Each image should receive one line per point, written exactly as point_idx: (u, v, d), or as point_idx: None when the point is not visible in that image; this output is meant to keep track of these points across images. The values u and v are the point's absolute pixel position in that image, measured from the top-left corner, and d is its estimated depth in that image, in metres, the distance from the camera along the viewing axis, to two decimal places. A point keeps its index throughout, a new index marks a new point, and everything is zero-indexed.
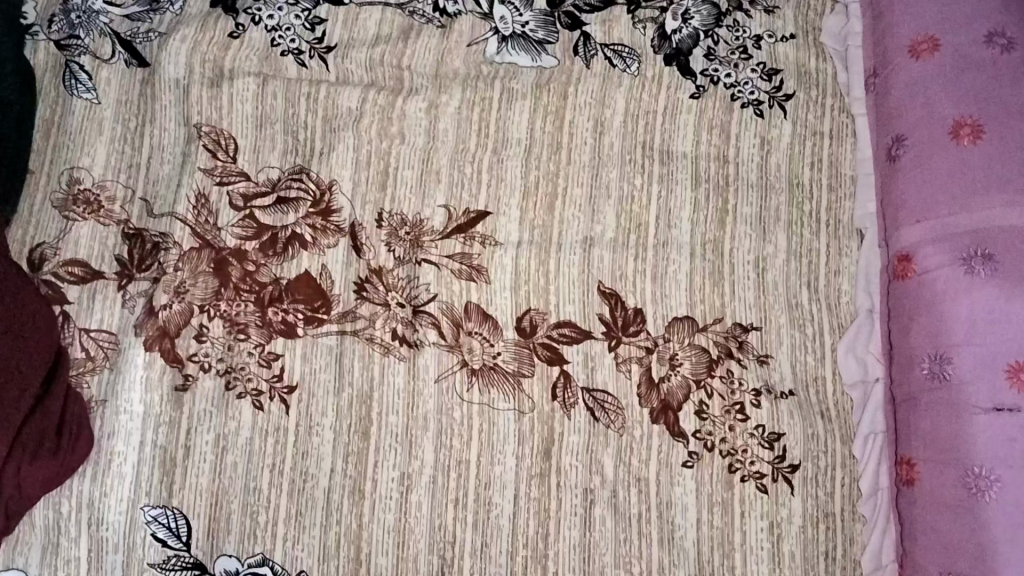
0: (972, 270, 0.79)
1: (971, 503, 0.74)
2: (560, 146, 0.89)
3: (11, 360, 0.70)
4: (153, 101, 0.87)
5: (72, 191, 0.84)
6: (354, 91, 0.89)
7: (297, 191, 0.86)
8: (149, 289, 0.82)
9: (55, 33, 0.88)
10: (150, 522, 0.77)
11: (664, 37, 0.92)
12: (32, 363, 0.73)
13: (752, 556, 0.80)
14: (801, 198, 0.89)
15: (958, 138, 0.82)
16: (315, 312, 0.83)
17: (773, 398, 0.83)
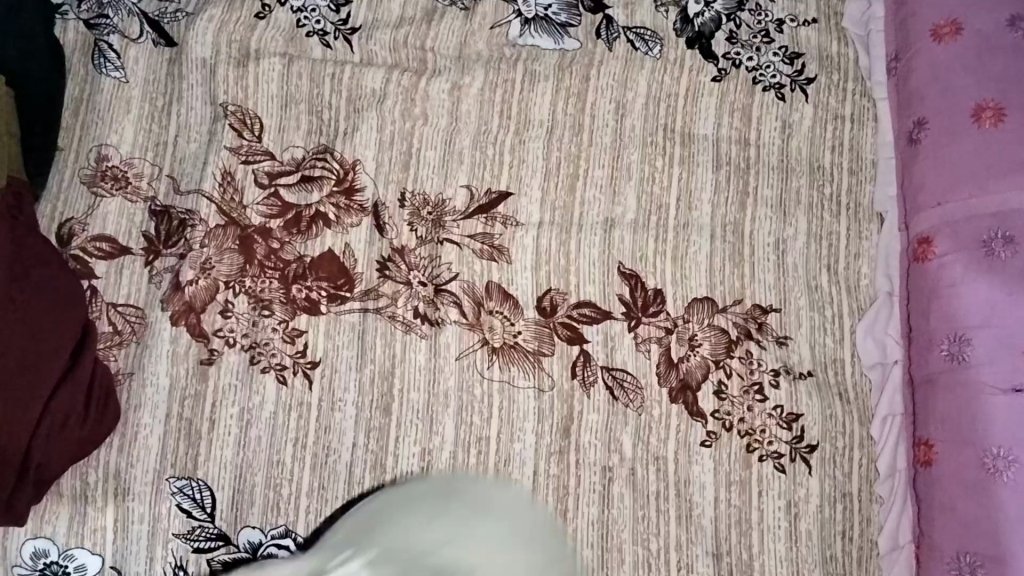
0: (993, 253, 0.80)
1: (988, 482, 0.75)
2: (581, 128, 0.90)
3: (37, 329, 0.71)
4: (180, 81, 0.89)
5: (101, 167, 0.86)
6: (378, 72, 0.90)
7: (321, 170, 0.87)
8: (176, 265, 0.83)
9: (85, 12, 0.90)
10: (175, 493, 0.78)
11: (686, 20, 0.92)
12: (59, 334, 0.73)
13: (770, 535, 0.80)
14: (821, 181, 0.89)
15: (980, 122, 0.83)
16: (338, 289, 0.84)
17: (792, 379, 0.84)
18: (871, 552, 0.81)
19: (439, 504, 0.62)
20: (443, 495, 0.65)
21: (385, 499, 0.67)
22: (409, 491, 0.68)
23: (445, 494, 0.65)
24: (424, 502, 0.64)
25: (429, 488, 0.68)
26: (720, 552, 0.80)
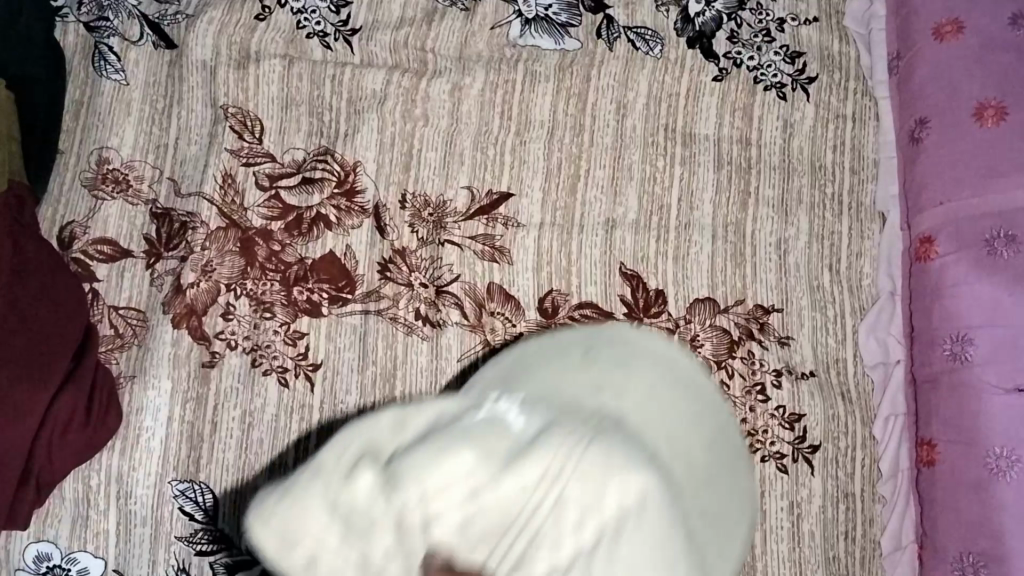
0: (995, 252, 0.80)
1: (991, 482, 0.75)
2: (582, 128, 0.90)
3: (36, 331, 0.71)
4: (181, 83, 0.88)
5: (102, 170, 0.86)
6: (379, 73, 0.90)
7: (322, 172, 0.87)
8: (177, 267, 0.83)
9: (85, 15, 0.90)
10: (177, 496, 0.78)
11: (687, 19, 0.92)
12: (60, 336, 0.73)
13: (773, 535, 0.79)
14: (823, 180, 0.89)
15: (982, 121, 0.83)
16: (340, 291, 0.84)
17: (794, 379, 0.83)
18: (874, 553, 0.81)
19: (567, 351, 0.51)
20: (586, 358, 0.50)
21: (523, 351, 0.53)
22: (547, 346, 0.52)
23: (568, 336, 0.53)
24: (567, 371, 0.49)
25: (575, 343, 0.52)
26: None
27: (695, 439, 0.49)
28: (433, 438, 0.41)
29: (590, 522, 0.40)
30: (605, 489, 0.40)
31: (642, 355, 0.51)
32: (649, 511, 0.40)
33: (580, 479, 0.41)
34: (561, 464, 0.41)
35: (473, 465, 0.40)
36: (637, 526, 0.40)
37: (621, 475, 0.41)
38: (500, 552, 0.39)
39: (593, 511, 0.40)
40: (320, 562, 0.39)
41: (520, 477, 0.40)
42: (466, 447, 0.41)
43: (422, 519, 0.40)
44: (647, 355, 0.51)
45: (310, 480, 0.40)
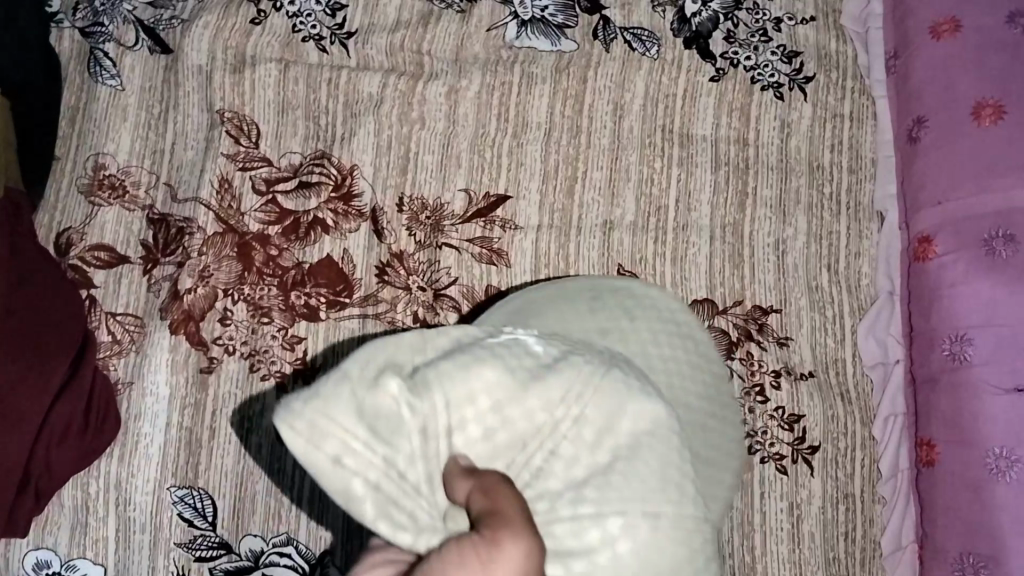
0: (994, 251, 0.79)
1: (991, 482, 0.75)
2: (579, 130, 0.89)
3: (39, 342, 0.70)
4: (176, 88, 0.88)
5: (98, 176, 0.86)
6: (375, 76, 0.89)
7: (319, 176, 0.87)
8: (174, 273, 0.83)
9: (80, 20, 0.89)
10: (176, 502, 0.78)
11: (684, 20, 0.92)
12: (59, 345, 0.72)
13: (772, 537, 0.79)
14: (820, 180, 0.89)
15: (980, 120, 0.83)
16: (337, 295, 0.84)
17: (793, 380, 0.83)
18: (874, 553, 0.81)
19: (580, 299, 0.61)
20: (589, 306, 0.60)
21: (532, 298, 0.62)
22: (552, 296, 0.62)
23: (577, 288, 0.63)
24: (576, 316, 0.59)
25: (577, 294, 0.62)
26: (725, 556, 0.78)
27: (691, 380, 0.59)
28: (467, 358, 0.47)
29: (602, 437, 0.47)
30: (619, 412, 0.48)
31: (646, 308, 0.61)
32: (659, 430, 0.48)
33: (595, 403, 0.48)
34: (580, 386, 0.48)
35: (503, 377, 0.47)
36: (647, 447, 0.47)
37: (634, 401, 0.48)
38: (524, 457, 0.47)
39: (611, 430, 0.47)
40: (345, 459, 0.43)
41: (545, 393, 0.47)
42: (494, 365, 0.47)
43: (447, 425, 0.46)
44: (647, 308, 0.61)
45: (336, 381, 0.44)
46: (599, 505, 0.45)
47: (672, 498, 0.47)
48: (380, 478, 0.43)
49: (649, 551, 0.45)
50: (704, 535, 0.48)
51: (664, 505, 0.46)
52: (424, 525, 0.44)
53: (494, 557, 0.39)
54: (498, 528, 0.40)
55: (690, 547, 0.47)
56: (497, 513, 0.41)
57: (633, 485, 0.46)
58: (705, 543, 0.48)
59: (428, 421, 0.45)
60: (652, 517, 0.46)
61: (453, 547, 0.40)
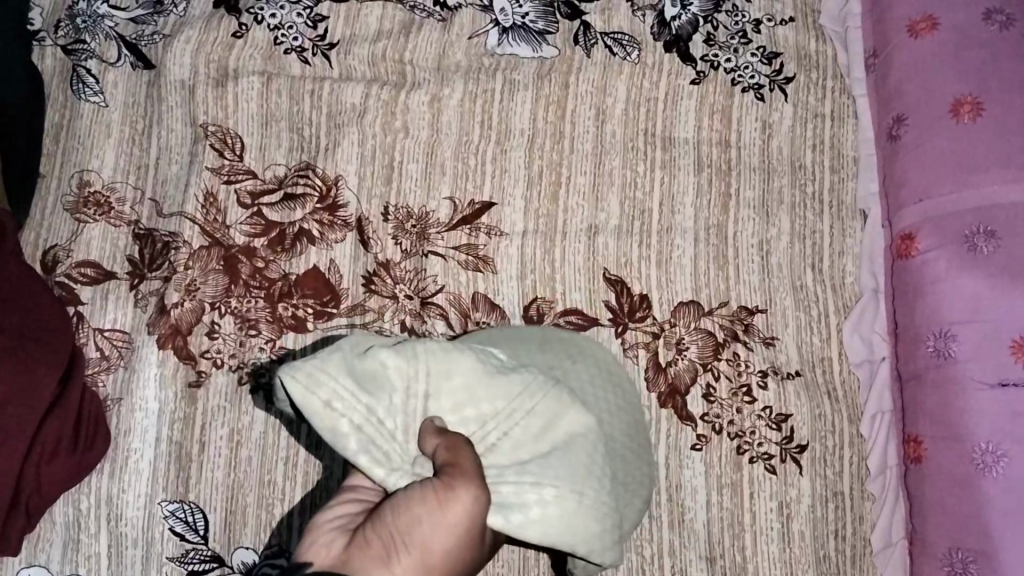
0: (975, 247, 0.80)
1: (978, 477, 0.75)
2: (562, 135, 0.90)
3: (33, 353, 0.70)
4: (159, 103, 0.89)
5: (83, 194, 0.86)
6: (358, 86, 0.90)
7: (304, 187, 0.87)
8: (161, 288, 0.83)
9: (62, 38, 0.90)
10: (168, 517, 0.78)
11: (663, 24, 0.92)
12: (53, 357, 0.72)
13: (762, 537, 0.80)
14: (804, 179, 0.89)
15: (958, 117, 0.83)
16: (324, 306, 0.84)
17: (779, 379, 0.83)
18: (865, 551, 0.81)
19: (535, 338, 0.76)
20: (538, 344, 0.75)
21: (492, 334, 0.76)
22: (510, 333, 0.76)
23: (523, 332, 0.77)
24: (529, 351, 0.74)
25: (535, 333, 0.76)
26: (713, 556, 0.79)
27: (605, 399, 0.73)
28: (451, 354, 0.62)
29: (545, 430, 0.62)
30: (560, 415, 0.63)
31: (586, 356, 0.75)
32: (585, 434, 0.63)
33: (542, 403, 0.63)
34: (533, 393, 0.63)
35: (475, 380, 0.62)
36: (581, 441, 0.62)
37: (570, 411, 0.64)
38: (481, 432, 0.61)
39: (551, 427, 0.62)
40: (335, 404, 0.58)
41: (506, 395, 0.63)
42: (472, 363, 0.62)
43: (425, 393, 0.60)
44: (589, 354, 0.76)
45: (336, 353, 0.59)
46: (539, 476, 0.58)
47: (592, 484, 0.60)
48: (363, 421, 0.58)
49: (573, 517, 0.58)
50: (612, 518, 0.60)
51: (586, 486, 0.59)
52: (393, 464, 0.58)
53: (450, 498, 0.53)
54: (455, 477, 0.54)
55: (602, 523, 0.60)
56: (457, 465, 0.54)
57: (564, 465, 0.60)
58: (608, 528, 0.60)
59: (408, 389, 0.60)
60: (580, 492, 0.59)
61: (416, 491, 0.54)
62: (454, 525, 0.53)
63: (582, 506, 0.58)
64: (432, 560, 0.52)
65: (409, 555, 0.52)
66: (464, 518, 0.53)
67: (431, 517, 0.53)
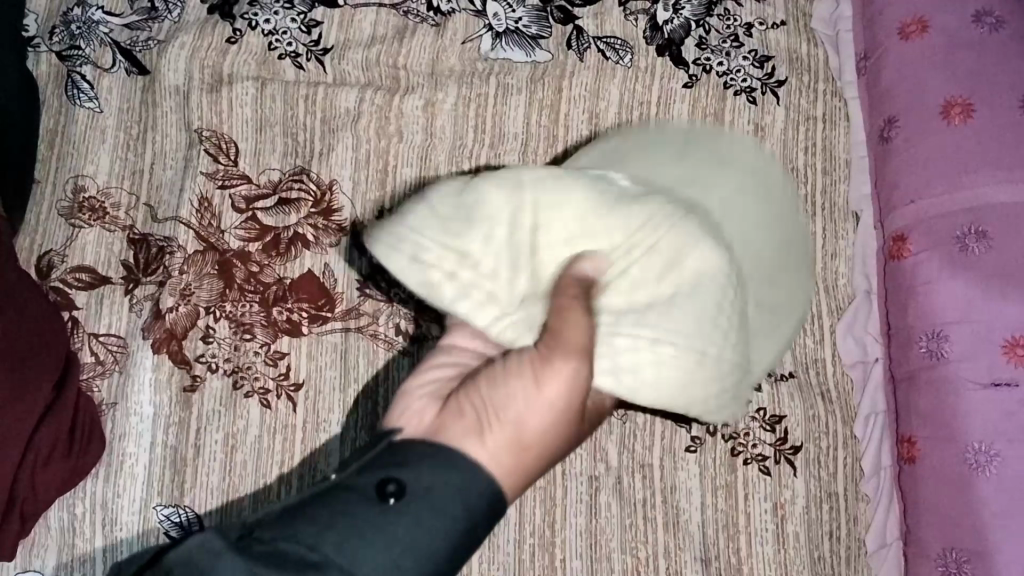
0: (966, 248, 0.80)
1: (971, 478, 0.76)
2: (555, 139, 0.90)
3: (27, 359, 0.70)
4: (154, 109, 0.89)
5: (78, 199, 0.86)
6: (352, 91, 0.90)
7: (298, 192, 0.87)
8: (156, 293, 0.83)
9: (57, 44, 0.90)
10: (162, 521, 0.78)
11: (655, 28, 0.93)
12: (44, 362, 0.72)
13: (757, 538, 0.80)
14: (797, 182, 0.89)
15: (949, 118, 0.84)
16: (319, 310, 0.84)
17: (774, 381, 0.83)
18: (859, 551, 0.81)
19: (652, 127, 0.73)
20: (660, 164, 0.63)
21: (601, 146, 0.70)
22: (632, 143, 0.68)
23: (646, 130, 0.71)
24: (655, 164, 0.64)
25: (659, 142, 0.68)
26: (709, 558, 0.79)
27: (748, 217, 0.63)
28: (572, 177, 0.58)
29: (688, 252, 0.56)
30: (708, 256, 0.56)
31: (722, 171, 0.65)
32: (722, 236, 0.60)
33: (667, 234, 0.56)
34: (670, 212, 0.57)
35: (612, 204, 0.57)
36: (708, 283, 0.55)
37: (702, 244, 0.56)
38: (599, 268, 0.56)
39: (676, 269, 0.55)
40: (421, 255, 0.56)
41: (663, 233, 0.56)
42: (611, 194, 0.57)
43: (530, 228, 0.57)
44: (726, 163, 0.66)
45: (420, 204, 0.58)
46: (656, 333, 0.54)
47: (714, 341, 0.56)
48: (456, 263, 0.56)
49: (690, 381, 0.55)
50: (732, 376, 0.57)
51: (707, 344, 0.55)
52: (503, 305, 0.56)
53: (546, 370, 0.52)
54: (552, 348, 0.52)
55: (718, 384, 0.56)
56: (557, 335, 0.51)
57: (705, 259, 0.56)
58: (727, 387, 0.57)
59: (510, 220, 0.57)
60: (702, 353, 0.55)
61: (516, 365, 0.53)
62: (549, 398, 0.52)
63: (712, 266, 0.56)
64: (527, 444, 0.52)
65: (502, 428, 0.51)
66: (564, 394, 0.52)
67: (529, 391, 0.52)
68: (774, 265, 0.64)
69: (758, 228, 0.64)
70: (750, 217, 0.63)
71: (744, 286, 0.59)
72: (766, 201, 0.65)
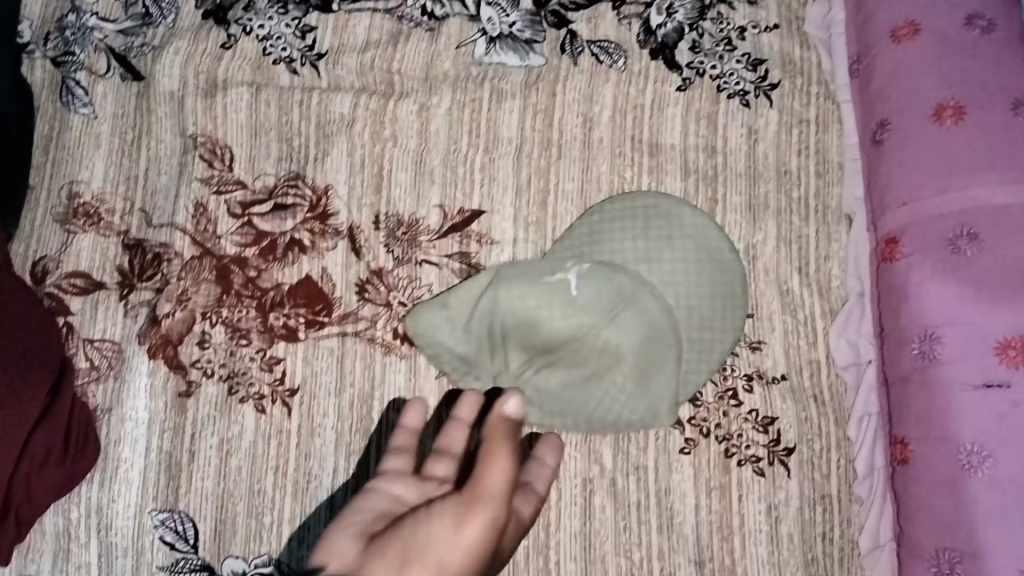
0: (959, 250, 0.80)
1: (964, 479, 0.76)
2: (550, 143, 0.90)
3: (24, 370, 0.71)
4: (149, 114, 0.89)
5: (73, 205, 0.86)
6: (346, 96, 0.90)
7: (294, 197, 0.87)
8: (152, 298, 0.84)
9: (51, 50, 0.90)
10: (157, 526, 0.79)
11: (649, 31, 0.93)
12: (43, 370, 0.72)
13: (751, 538, 0.81)
14: (789, 184, 0.90)
15: (941, 121, 0.84)
16: (316, 314, 0.84)
17: (765, 383, 0.84)
18: (853, 552, 0.82)
19: (635, 218, 0.86)
20: (622, 245, 0.85)
21: (601, 211, 0.87)
22: (619, 211, 0.86)
23: (642, 202, 0.87)
24: (620, 242, 0.85)
25: (637, 214, 0.86)
26: (702, 559, 0.81)
27: (700, 290, 0.84)
28: (502, 338, 0.82)
29: (592, 374, 0.82)
30: (611, 372, 0.82)
31: (685, 241, 0.85)
32: (613, 359, 0.81)
33: (607, 308, 0.81)
34: (562, 352, 0.81)
35: (520, 352, 0.82)
36: (631, 337, 0.81)
37: (626, 317, 0.81)
38: (565, 325, 0.81)
39: (613, 325, 0.81)
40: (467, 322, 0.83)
41: (566, 369, 0.82)
42: (517, 345, 0.82)
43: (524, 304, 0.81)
44: (694, 229, 0.86)
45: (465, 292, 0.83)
46: (602, 368, 0.82)
47: (640, 373, 0.82)
48: (482, 330, 0.82)
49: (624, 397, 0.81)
50: (654, 396, 0.81)
51: (634, 375, 0.81)
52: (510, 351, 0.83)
53: (467, 518, 0.58)
54: (478, 500, 0.59)
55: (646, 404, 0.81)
56: (485, 478, 0.60)
57: (608, 378, 0.82)
58: (654, 404, 0.81)
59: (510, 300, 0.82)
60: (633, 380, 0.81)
61: (439, 511, 0.59)
62: (467, 541, 0.57)
63: (617, 382, 0.82)
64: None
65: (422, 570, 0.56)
66: (479, 541, 0.58)
67: (449, 537, 0.58)
68: (711, 312, 0.83)
69: (646, 330, 0.81)
70: (635, 328, 0.81)
71: (649, 376, 0.82)
72: (710, 266, 0.85)
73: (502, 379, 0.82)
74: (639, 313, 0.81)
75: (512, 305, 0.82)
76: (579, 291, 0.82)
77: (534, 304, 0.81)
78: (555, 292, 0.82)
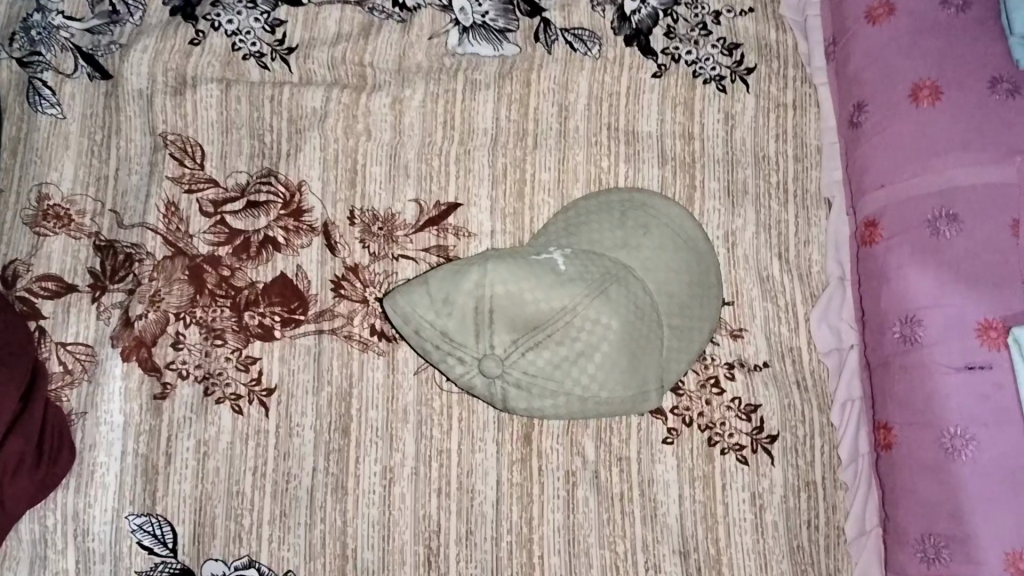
0: (938, 231, 0.78)
1: (948, 463, 0.74)
2: (526, 133, 0.89)
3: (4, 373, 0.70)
4: (118, 113, 0.88)
5: (42, 207, 0.85)
6: (318, 91, 0.89)
7: (267, 194, 0.86)
8: (125, 300, 0.83)
9: (17, 50, 0.88)
10: (135, 530, 0.78)
11: (623, 18, 0.92)
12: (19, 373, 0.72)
13: (735, 528, 0.81)
14: (767, 169, 0.90)
15: (918, 101, 0.82)
16: (293, 313, 0.83)
17: (747, 371, 0.84)
18: (838, 539, 0.82)
19: (610, 212, 0.83)
20: (598, 233, 0.80)
21: (568, 211, 0.84)
22: (590, 207, 0.84)
23: (616, 199, 0.85)
24: (596, 229, 0.81)
25: (608, 207, 0.83)
26: (686, 549, 0.80)
27: (677, 277, 0.80)
28: (490, 317, 0.72)
29: (583, 351, 0.72)
30: (593, 354, 0.72)
31: (662, 227, 0.82)
32: (606, 336, 0.73)
33: (589, 283, 0.74)
34: (551, 330, 0.72)
35: (507, 332, 0.72)
36: (619, 312, 0.73)
37: (611, 292, 0.74)
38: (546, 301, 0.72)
39: (596, 300, 0.73)
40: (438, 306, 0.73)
41: (553, 348, 0.72)
42: (503, 325, 0.72)
43: (500, 282, 0.72)
44: (669, 218, 0.83)
45: (434, 277, 0.75)
46: (586, 348, 0.72)
47: (629, 353, 0.74)
48: (456, 315, 0.72)
49: (612, 378, 0.73)
50: (639, 379, 0.75)
51: (620, 355, 0.73)
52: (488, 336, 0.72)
53: None
54: None
55: (632, 386, 0.74)
56: None
57: (602, 357, 0.72)
58: (637, 387, 0.75)
59: (486, 279, 0.72)
60: (617, 360, 0.73)
61: None
62: None
63: (610, 360, 0.73)
64: None
65: None
66: None
67: None
68: (686, 299, 0.79)
69: (635, 309, 0.75)
70: (624, 307, 0.74)
71: (639, 355, 0.74)
72: (688, 254, 0.82)
73: (488, 362, 0.71)
74: (623, 292, 0.75)
75: (499, 285, 0.72)
76: (564, 270, 0.74)
77: (521, 284, 0.72)
78: (539, 268, 0.74)
